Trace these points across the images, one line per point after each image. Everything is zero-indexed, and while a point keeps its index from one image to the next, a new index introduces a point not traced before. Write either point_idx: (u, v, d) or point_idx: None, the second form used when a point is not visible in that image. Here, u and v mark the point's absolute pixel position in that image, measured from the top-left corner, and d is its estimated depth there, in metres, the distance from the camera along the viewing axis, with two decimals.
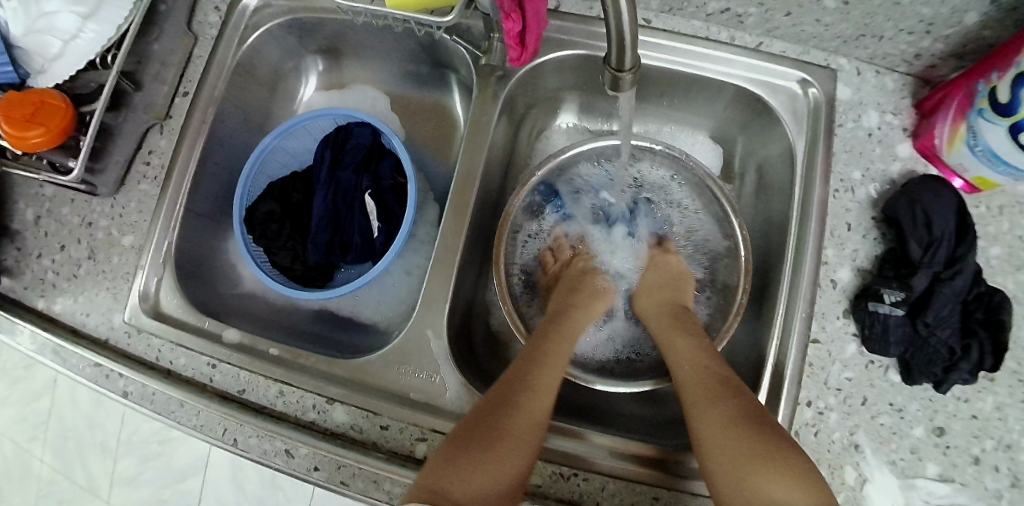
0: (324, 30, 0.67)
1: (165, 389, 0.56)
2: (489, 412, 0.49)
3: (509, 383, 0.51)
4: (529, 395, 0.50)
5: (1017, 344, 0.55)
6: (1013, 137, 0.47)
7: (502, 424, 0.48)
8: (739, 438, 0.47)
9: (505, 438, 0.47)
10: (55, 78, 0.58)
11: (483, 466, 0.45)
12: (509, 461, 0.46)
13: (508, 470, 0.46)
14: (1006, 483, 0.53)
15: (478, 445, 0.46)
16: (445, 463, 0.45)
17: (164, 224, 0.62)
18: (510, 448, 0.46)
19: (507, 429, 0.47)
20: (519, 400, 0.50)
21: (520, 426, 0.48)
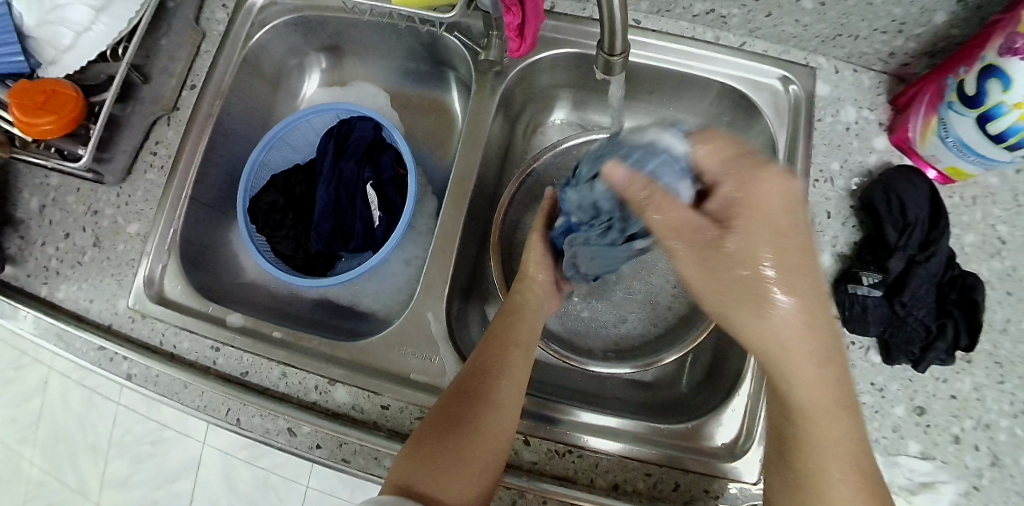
0: (328, 28, 0.70)
1: (168, 371, 0.57)
2: (450, 404, 0.49)
3: (466, 370, 0.51)
4: (486, 380, 0.50)
5: (992, 327, 0.58)
6: (982, 126, 0.50)
7: (463, 417, 0.48)
8: (845, 443, 0.42)
9: (467, 430, 0.47)
10: (66, 69, 0.60)
11: (450, 464, 0.46)
12: (479, 453, 0.47)
13: (480, 462, 0.47)
14: (986, 461, 0.55)
15: (440, 442, 0.47)
16: (409, 460, 0.46)
17: (170, 212, 0.63)
18: (478, 441, 0.47)
19: (468, 420, 0.48)
20: (478, 388, 0.50)
21: (480, 415, 0.48)
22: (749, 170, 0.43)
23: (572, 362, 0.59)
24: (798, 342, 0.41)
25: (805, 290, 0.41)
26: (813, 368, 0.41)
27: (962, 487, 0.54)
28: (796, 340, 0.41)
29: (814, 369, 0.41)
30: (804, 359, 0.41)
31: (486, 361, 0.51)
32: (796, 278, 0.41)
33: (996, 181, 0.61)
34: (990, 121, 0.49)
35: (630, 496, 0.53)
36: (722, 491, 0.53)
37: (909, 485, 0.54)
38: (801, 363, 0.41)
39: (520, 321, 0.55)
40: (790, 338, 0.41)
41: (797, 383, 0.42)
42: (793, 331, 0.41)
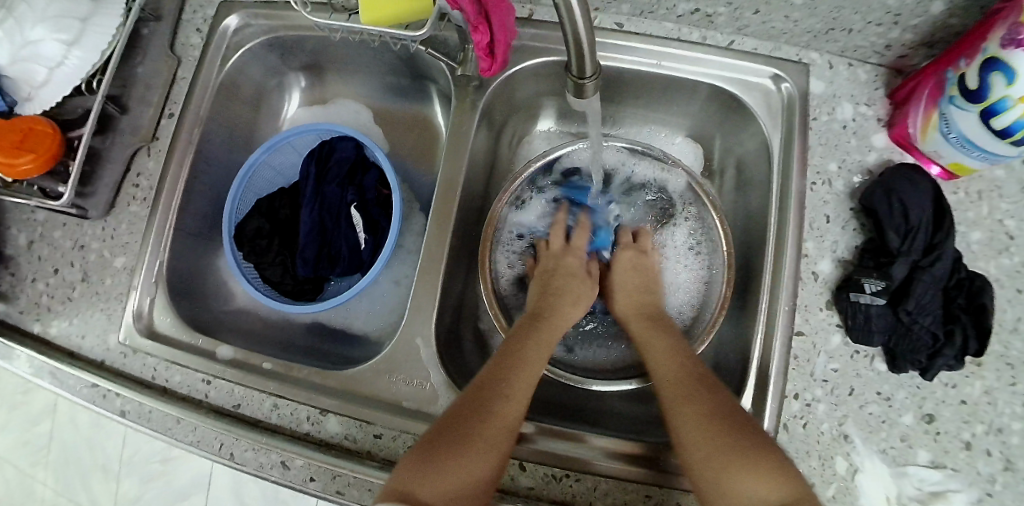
0: (304, 46, 0.68)
1: (161, 407, 0.57)
2: (460, 415, 0.49)
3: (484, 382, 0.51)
4: (497, 396, 0.50)
5: (1002, 328, 0.56)
6: (985, 122, 0.47)
7: (472, 431, 0.47)
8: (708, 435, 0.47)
9: (477, 443, 0.47)
10: (42, 104, 0.58)
11: (453, 476, 0.45)
12: (480, 467, 0.46)
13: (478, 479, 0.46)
14: (998, 466, 0.53)
15: (452, 449, 0.46)
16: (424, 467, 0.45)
17: (155, 244, 0.62)
18: (478, 455, 0.47)
19: (481, 437, 0.47)
20: (487, 403, 0.49)
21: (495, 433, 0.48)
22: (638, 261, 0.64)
23: (573, 381, 0.58)
24: (665, 365, 0.54)
25: (659, 330, 0.58)
26: (677, 384, 0.52)
27: (975, 495, 0.52)
28: (665, 361, 0.54)
29: (688, 382, 0.51)
30: (675, 374, 0.53)
31: (495, 377, 0.51)
32: (647, 323, 0.59)
33: (1002, 174, 0.58)
34: (993, 116, 0.46)
35: None
36: None
37: (918, 495, 0.52)
38: (669, 381, 0.52)
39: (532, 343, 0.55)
40: (657, 356, 0.55)
41: (667, 398, 0.51)
42: (660, 358, 0.55)
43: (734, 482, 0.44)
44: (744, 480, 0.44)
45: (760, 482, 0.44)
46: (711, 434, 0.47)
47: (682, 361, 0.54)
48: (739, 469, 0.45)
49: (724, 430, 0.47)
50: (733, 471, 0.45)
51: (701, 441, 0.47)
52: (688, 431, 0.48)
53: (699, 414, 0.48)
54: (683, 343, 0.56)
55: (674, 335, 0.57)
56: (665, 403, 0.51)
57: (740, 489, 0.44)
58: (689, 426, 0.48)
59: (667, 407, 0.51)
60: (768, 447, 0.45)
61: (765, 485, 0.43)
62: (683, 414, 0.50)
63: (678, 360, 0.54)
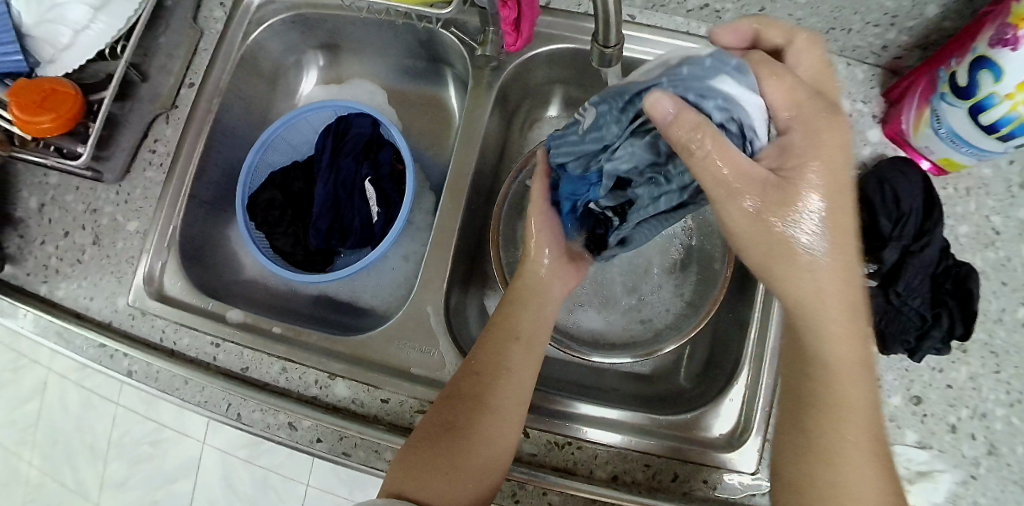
0: (325, 25, 0.70)
1: (168, 367, 0.57)
2: (444, 409, 0.50)
3: (465, 370, 0.51)
4: (481, 381, 0.50)
5: (987, 317, 0.58)
6: (974, 117, 0.50)
7: (460, 420, 0.49)
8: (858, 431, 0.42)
9: (463, 433, 0.48)
10: (65, 68, 0.60)
11: (445, 473, 0.47)
12: (475, 456, 0.47)
13: (472, 469, 0.47)
14: (982, 450, 0.55)
15: (437, 443, 0.48)
16: (412, 468, 0.47)
17: (169, 209, 0.63)
18: (473, 445, 0.47)
19: (463, 425, 0.48)
20: (474, 391, 0.50)
21: (477, 418, 0.48)
22: (814, 120, 0.41)
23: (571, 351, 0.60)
24: (849, 356, 0.43)
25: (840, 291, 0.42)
26: (855, 382, 0.43)
27: (959, 476, 0.55)
28: (849, 343, 0.42)
29: (859, 373, 0.43)
30: (853, 365, 0.43)
31: (482, 362, 0.51)
32: (839, 265, 0.41)
33: (990, 172, 0.62)
34: (982, 112, 0.49)
35: (629, 488, 0.53)
36: (720, 481, 0.53)
37: (906, 474, 0.55)
38: (853, 371, 0.43)
39: (523, 312, 0.54)
40: (844, 334, 0.42)
41: (848, 390, 0.43)
42: (842, 335, 0.42)
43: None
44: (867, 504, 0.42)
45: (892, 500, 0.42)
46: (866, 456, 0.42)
47: (859, 346, 0.43)
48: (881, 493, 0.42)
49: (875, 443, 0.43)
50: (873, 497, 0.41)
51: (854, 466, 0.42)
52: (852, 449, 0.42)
53: (868, 421, 0.43)
54: (858, 297, 0.42)
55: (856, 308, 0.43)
56: (840, 404, 0.43)
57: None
58: (852, 444, 0.42)
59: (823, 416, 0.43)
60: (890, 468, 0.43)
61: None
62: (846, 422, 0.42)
63: (857, 343, 0.43)
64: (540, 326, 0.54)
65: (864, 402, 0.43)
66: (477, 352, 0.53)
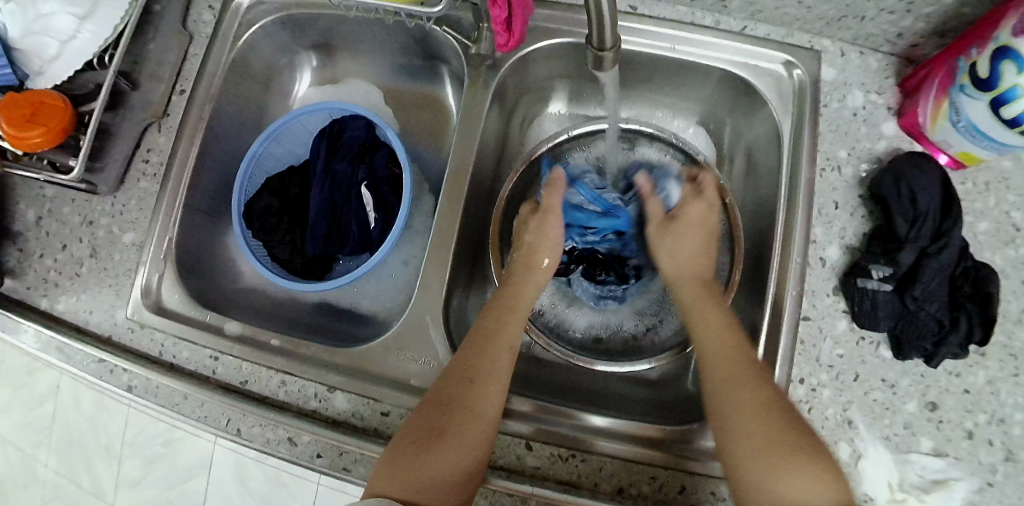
0: (316, 25, 0.68)
1: (168, 382, 0.57)
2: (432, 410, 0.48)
3: (454, 372, 0.50)
4: (471, 385, 0.49)
5: (1007, 318, 0.56)
6: (995, 111, 0.47)
7: (449, 423, 0.47)
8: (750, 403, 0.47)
9: (447, 438, 0.47)
10: (54, 78, 0.59)
11: (430, 476, 0.45)
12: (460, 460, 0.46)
13: (448, 476, 0.46)
14: (1000, 456, 0.53)
15: (424, 447, 0.46)
16: (399, 471, 0.45)
17: (164, 220, 0.62)
18: (450, 450, 0.46)
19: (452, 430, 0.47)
20: (461, 396, 0.49)
21: (468, 422, 0.47)
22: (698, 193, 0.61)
23: (575, 360, 0.58)
24: (722, 356, 0.51)
25: (714, 298, 0.56)
26: (734, 385, 0.49)
27: (976, 483, 0.53)
28: (718, 343, 0.51)
29: (746, 383, 0.48)
30: (744, 370, 0.49)
31: (474, 364, 0.50)
32: (701, 290, 0.57)
33: (1011, 165, 0.58)
34: (1003, 105, 0.46)
35: (634, 501, 0.52)
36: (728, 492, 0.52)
37: (921, 483, 0.53)
38: (724, 373, 0.50)
39: (516, 314, 0.55)
40: (714, 335, 0.52)
41: (722, 390, 0.49)
42: (715, 338, 0.52)
43: (788, 481, 0.44)
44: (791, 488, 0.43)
45: (812, 478, 0.43)
46: (768, 435, 0.45)
47: (733, 347, 0.51)
48: (792, 470, 0.44)
49: (784, 426, 0.46)
50: (789, 470, 0.44)
51: (756, 449, 0.45)
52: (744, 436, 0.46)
53: (757, 413, 0.47)
54: (738, 323, 0.53)
55: (722, 304, 0.55)
56: (717, 391, 0.50)
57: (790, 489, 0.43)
58: (742, 422, 0.47)
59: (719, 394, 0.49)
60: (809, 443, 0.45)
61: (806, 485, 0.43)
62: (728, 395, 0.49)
63: (735, 346, 0.51)
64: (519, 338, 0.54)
65: (749, 402, 0.47)
66: (465, 352, 0.52)
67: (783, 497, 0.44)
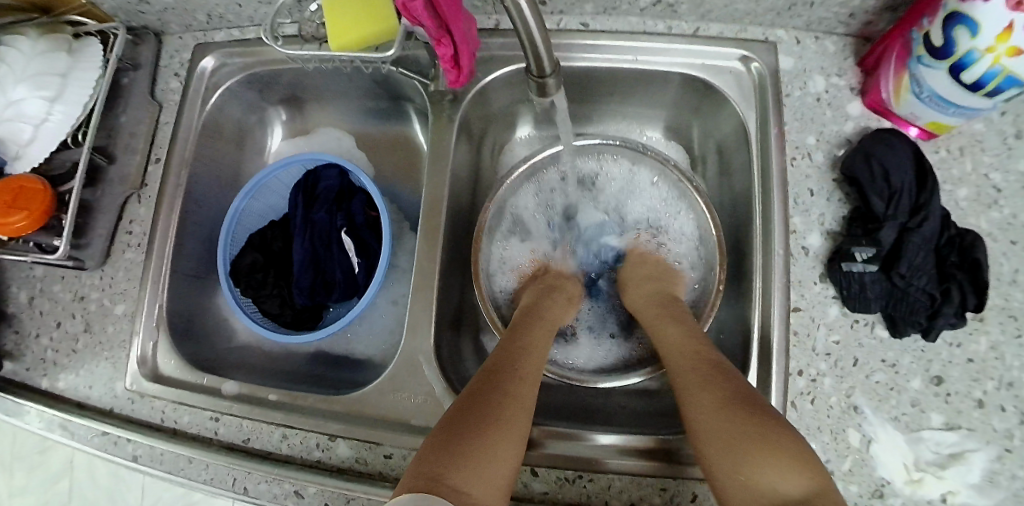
0: (281, 80, 0.70)
1: (172, 448, 0.57)
2: (482, 393, 0.47)
3: (494, 365, 0.50)
4: (518, 378, 0.49)
5: (1001, 280, 0.55)
6: (955, 77, 0.47)
7: (500, 413, 0.45)
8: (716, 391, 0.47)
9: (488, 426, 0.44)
10: (31, 161, 0.59)
11: (485, 462, 0.42)
12: (511, 448, 0.44)
13: (508, 466, 0.43)
14: (1015, 421, 0.52)
15: (474, 433, 0.43)
16: (449, 452, 0.41)
17: (152, 288, 0.63)
18: (507, 434, 0.44)
19: (505, 417, 0.45)
20: (508, 385, 0.48)
21: (519, 413, 0.46)
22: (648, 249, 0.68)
23: (574, 381, 0.58)
24: (681, 353, 0.52)
25: (673, 318, 0.57)
26: (698, 380, 0.48)
27: (994, 452, 0.52)
28: (679, 349, 0.52)
29: (713, 378, 0.48)
30: (698, 368, 0.49)
31: (509, 362, 0.50)
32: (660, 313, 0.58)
33: (983, 127, 0.58)
34: (962, 70, 0.46)
35: None
36: None
37: (936, 459, 0.52)
38: (690, 378, 0.49)
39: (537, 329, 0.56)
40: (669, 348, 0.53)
41: (684, 394, 0.49)
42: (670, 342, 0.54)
43: (762, 468, 0.41)
44: (766, 471, 0.41)
45: (788, 466, 0.41)
46: (745, 425, 0.43)
47: (696, 349, 0.51)
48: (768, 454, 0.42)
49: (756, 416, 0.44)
50: (759, 462, 0.41)
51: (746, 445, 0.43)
52: (726, 435, 0.44)
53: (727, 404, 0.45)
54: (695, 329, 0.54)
55: (683, 322, 0.56)
56: (682, 388, 0.49)
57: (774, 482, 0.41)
58: (714, 422, 0.45)
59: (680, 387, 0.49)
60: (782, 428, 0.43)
61: (793, 474, 0.40)
62: (694, 396, 0.48)
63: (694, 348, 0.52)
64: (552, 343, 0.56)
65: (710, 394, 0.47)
66: (496, 356, 0.52)
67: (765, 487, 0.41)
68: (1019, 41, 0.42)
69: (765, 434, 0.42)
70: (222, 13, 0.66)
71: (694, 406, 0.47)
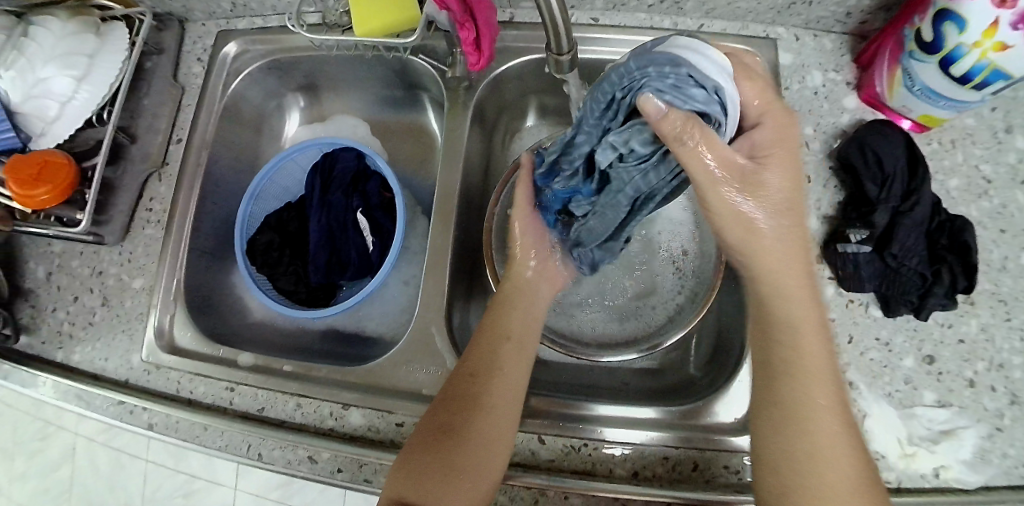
0: (301, 68, 0.72)
1: (187, 416, 0.59)
2: (449, 402, 0.50)
3: (457, 372, 0.52)
4: (474, 382, 0.50)
5: (991, 266, 0.58)
6: (945, 71, 0.50)
7: (456, 423, 0.49)
8: (830, 438, 0.43)
9: (457, 439, 0.48)
10: (55, 138, 0.62)
11: (441, 475, 0.46)
12: (469, 455, 0.47)
13: (471, 471, 0.47)
14: (1005, 401, 0.55)
15: (434, 447, 0.48)
16: (409, 468, 0.47)
17: (171, 263, 0.65)
18: (465, 441, 0.48)
19: (458, 427, 0.48)
20: (466, 392, 0.50)
21: (471, 419, 0.48)
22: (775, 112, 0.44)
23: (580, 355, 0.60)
24: (815, 362, 0.44)
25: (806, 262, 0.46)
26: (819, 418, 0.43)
27: (984, 430, 0.54)
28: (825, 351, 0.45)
29: (824, 417, 0.43)
30: (813, 393, 0.44)
31: (474, 364, 0.52)
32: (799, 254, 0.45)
33: (972, 122, 0.62)
34: (952, 64, 0.49)
35: (650, 482, 0.54)
36: (741, 465, 0.53)
37: (929, 435, 0.54)
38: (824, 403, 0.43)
39: (512, 313, 0.56)
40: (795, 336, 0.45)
41: (802, 420, 0.43)
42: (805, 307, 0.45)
43: None
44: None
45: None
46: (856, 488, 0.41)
47: (831, 362, 0.45)
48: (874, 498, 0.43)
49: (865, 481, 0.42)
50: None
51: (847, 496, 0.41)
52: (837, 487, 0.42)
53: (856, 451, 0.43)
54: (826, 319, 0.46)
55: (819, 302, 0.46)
56: (806, 404, 0.44)
57: None
58: (832, 478, 0.42)
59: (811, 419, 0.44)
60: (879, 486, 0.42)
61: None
62: (819, 427, 0.43)
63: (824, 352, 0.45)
64: (528, 326, 0.55)
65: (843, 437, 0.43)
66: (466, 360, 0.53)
67: None
68: (1005, 36, 0.45)
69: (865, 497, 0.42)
70: (248, 2, 0.69)
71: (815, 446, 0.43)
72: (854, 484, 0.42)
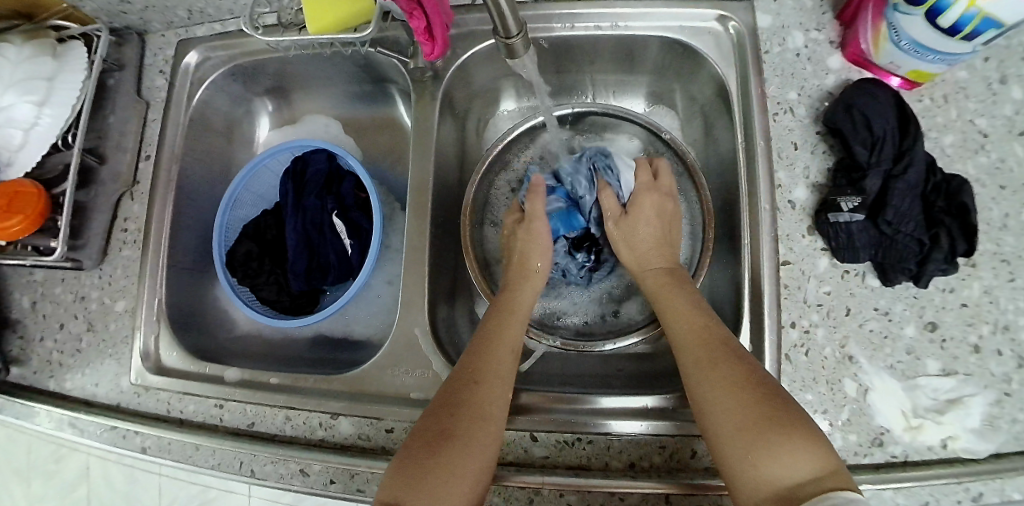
0: (266, 71, 0.70)
1: (179, 437, 0.58)
2: (446, 408, 0.48)
3: (456, 377, 0.50)
4: (475, 387, 0.49)
5: (991, 225, 0.55)
6: (931, 22, 0.47)
7: (454, 428, 0.46)
8: (722, 375, 0.45)
9: (459, 440, 0.45)
10: (23, 167, 0.60)
11: (438, 474, 0.43)
12: (468, 461, 0.45)
13: (467, 477, 0.44)
14: (1012, 365, 0.52)
15: (430, 452, 0.45)
16: (403, 472, 0.44)
17: (151, 283, 0.64)
18: (466, 445, 0.45)
19: (459, 432, 0.46)
20: (467, 398, 0.48)
21: (473, 425, 0.46)
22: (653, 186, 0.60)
23: (573, 347, 0.58)
24: (685, 328, 0.50)
25: (677, 285, 0.54)
26: (706, 357, 0.47)
27: (991, 396, 0.52)
28: (682, 321, 0.51)
29: (711, 356, 0.47)
30: (699, 347, 0.48)
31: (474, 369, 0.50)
32: (662, 275, 0.56)
33: (965, 74, 0.58)
34: (938, 15, 0.46)
35: (647, 473, 0.52)
36: None
37: (935, 405, 0.52)
38: (697, 358, 0.48)
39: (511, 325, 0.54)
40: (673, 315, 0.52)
41: (694, 369, 0.47)
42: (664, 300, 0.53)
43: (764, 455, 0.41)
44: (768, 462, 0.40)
45: (792, 450, 0.40)
46: (751, 405, 0.43)
47: (706, 322, 0.50)
48: (785, 443, 0.40)
49: (766, 406, 0.43)
50: (764, 448, 0.41)
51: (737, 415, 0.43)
52: (730, 418, 0.43)
53: (735, 382, 0.44)
54: (701, 302, 0.52)
55: (687, 290, 0.54)
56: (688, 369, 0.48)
57: (780, 471, 0.40)
58: (719, 402, 0.44)
59: (691, 369, 0.47)
60: (791, 411, 0.42)
61: (799, 459, 0.39)
62: (700, 378, 0.47)
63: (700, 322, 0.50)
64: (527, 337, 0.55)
65: (726, 372, 0.45)
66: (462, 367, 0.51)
67: (770, 478, 0.40)
68: None
69: (769, 420, 0.42)
70: (202, 8, 0.66)
71: (702, 390, 0.46)
72: (750, 407, 0.43)
